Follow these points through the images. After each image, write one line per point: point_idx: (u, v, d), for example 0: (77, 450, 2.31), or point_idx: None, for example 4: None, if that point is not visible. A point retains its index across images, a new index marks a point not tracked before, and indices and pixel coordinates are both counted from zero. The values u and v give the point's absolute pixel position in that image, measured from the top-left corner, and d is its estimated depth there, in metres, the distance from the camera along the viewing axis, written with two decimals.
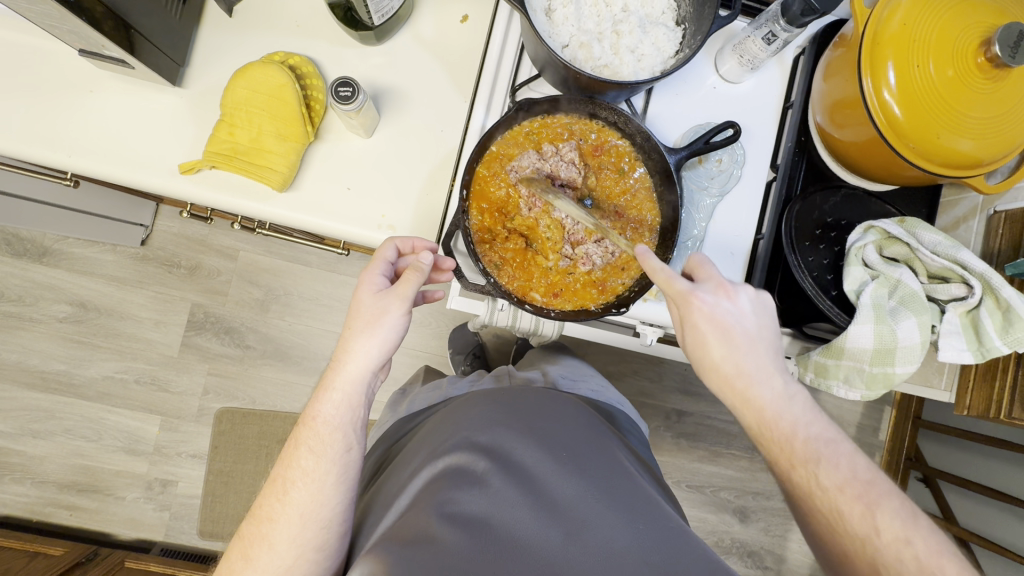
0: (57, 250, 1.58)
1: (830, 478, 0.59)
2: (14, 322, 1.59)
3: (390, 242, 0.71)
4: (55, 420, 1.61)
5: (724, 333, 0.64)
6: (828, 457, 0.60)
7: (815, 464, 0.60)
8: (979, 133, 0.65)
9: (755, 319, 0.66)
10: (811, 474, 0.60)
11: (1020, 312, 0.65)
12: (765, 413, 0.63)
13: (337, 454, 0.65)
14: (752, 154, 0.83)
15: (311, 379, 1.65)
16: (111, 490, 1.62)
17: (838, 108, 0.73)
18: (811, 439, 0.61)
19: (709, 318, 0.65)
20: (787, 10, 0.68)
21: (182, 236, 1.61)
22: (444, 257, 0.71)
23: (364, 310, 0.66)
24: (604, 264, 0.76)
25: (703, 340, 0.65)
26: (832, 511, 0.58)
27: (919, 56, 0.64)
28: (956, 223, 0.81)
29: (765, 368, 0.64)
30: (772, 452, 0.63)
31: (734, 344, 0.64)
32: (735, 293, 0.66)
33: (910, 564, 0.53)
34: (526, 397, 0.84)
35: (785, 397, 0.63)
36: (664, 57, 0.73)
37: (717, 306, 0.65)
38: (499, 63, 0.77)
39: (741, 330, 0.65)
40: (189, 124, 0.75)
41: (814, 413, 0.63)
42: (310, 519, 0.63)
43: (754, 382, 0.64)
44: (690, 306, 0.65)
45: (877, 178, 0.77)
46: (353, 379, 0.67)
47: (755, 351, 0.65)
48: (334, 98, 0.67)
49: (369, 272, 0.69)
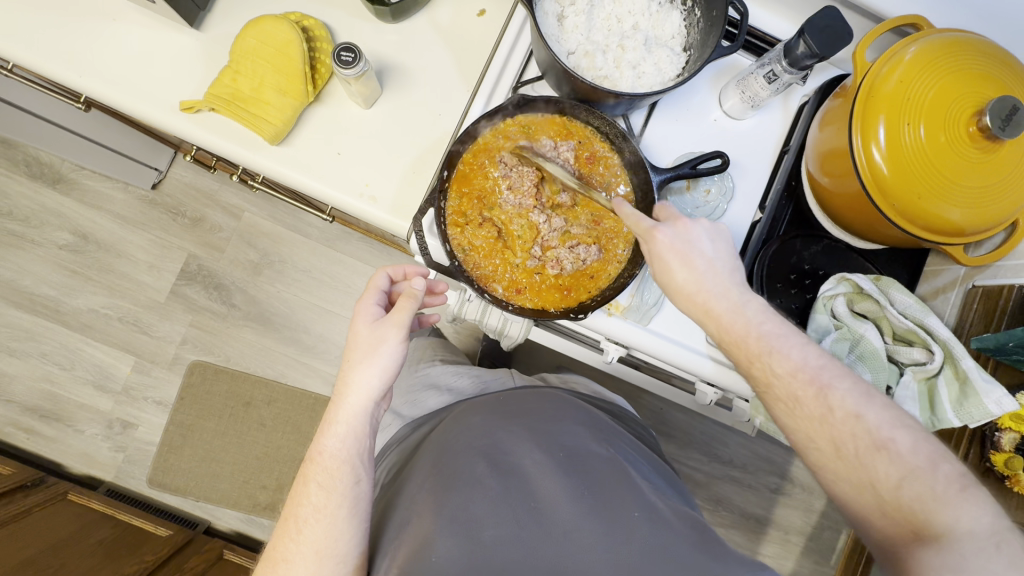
0: (72, 179, 1.63)
1: (781, 366, 0.59)
2: (16, 241, 1.63)
3: (382, 272, 0.76)
4: (33, 342, 1.63)
5: (684, 258, 0.64)
6: (779, 348, 0.60)
7: (768, 356, 0.60)
8: (966, 202, 0.63)
9: (712, 245, 0.65)
10: (766, 367, 0.60)
11: (977, 387, 0.63)
12: (723, 321, 0.62)
13: (347, 487, 0.67)
14: (741, 190, 0.82)
15: (288, 349, 1.65)
16: (72, 421, 1.63)
17: (828, 158, 0.72)
18: (764, 334, 0.61)
19: (671, 248, 0.64)
20: (790, 52, 0.69)
21: (192, 186, 1.64)
22: (438, 282, 0.79)
23: (362, 341, 0.69)
24: (574, 270, 0.77)
25: (665, 267, 0.65)
26: (787, 397, 0.59)
27: (911, 118, 0.63)
28: (935, 292, 0.80)
29: (724, 285, 0.63)
30: (731, 353, 0.63)
31: (696, 268, 0.64)
32: (691, 223, 0.65)
33: (863, 436, 0.54)
34: (525, 404, 0.87)
35: (740, 306, 0.62)
36: (664, 78, 0.75)
37: (674, 236, 0.65)
38: (506, 60, 0.78)
39: (698, 254, 0.64)
40: (197, 66, 0.77)
41: (767, 312, 0.62)
42: (327, 555, 0.64)
43: (712, 299, 0.63)
44: (653, 239, 0.65)
45: (862, 234, 0.76)
46: (355, 410, 0.68)
47: (715, 273, 0.64)
48: (335, 61, 0.69)
49: (364, 303, 0.73)
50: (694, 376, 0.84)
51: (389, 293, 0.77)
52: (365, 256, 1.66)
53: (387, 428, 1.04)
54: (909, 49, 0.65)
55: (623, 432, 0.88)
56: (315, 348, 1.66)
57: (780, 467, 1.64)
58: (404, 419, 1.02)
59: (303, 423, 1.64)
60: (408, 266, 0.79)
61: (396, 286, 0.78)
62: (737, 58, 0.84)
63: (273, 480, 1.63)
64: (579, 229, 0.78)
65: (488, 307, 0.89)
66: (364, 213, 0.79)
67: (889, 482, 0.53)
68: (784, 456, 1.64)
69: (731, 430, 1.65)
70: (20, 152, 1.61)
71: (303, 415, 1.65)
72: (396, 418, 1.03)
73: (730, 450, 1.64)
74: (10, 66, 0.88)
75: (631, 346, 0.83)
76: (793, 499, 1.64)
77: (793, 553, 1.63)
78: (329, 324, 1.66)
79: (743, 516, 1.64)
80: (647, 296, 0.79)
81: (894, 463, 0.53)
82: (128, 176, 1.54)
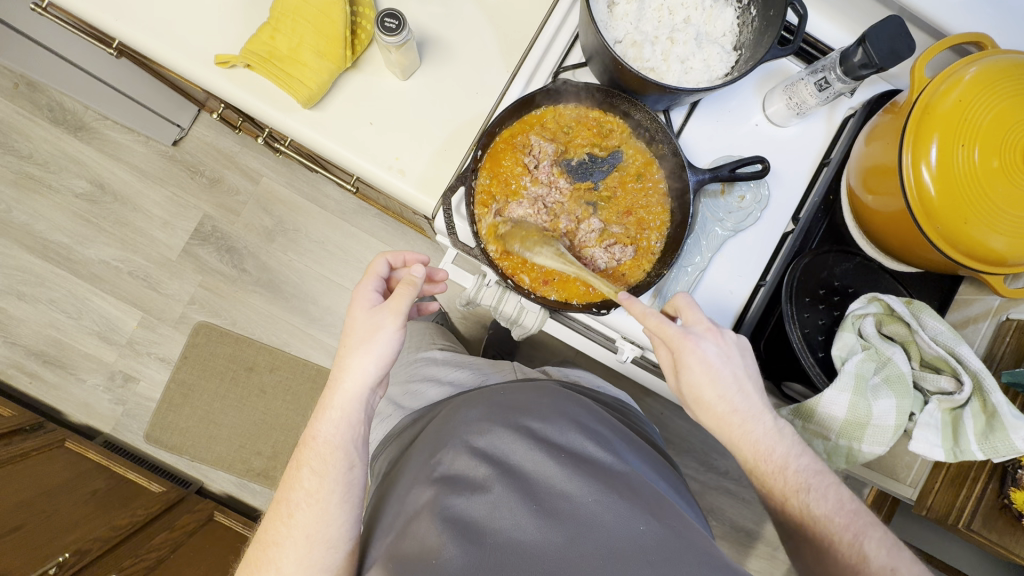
0: (94, 128, 1.62)
1: (819, 508, 0.65)
2: (33, 184, 1.62)
3: (382, 258, 0.74)
4: (43, 287, 1.63)
5: (717, 375, 0.67)
6: (817, 487, 0.66)
7: (806, 494, 0.66)
8: (1014, 231, 0.61)
9: (743, 360, 0.68)
10: (803, 503, 0.65)
11: (1005, 422, 0.62)
12: (759, 447, 0.67)
13: (340, 473, 0.66)
14: (777, 199, 0.80)
15: (295, 318, 1.65)
16: (75, 370, 1.63)
17: (873, 173, 0.69)
18: (802, 470, 0.66)
19: (704, 364, 0.66)
20: (847, 59, 0.67)
21: (213, 146, 1.63)
22: (438, 269, 0.82)
23: (359, 327, 0.69)
24: (606, 269, 0.77)
25: (697, 382, 0.67)
26: (825, 538, 0.65)
27: (966, 139, 0.61)
28: (965, 321, 0.79)
29: (754, 405, 0.68)
30: (765, 483, 0.68)
31: (726, 387, 0.67)
32: (724, 336, 0.68)
33: None
34: (524, 395, 0.85)
35: (774, 432, 0.67)
36: (712, 76, 0.73)
37: (708, 350, 0.66)
38: (550, 44, 0.76)
39: (731, 372, 0.67)
40: (236, 20, 0.76)
41: (801, 447, 0.68)
42: (317, 540, 0.64)
43: (748, 421, 0.67)
44: (687, 351, 0.67)
45: (899, 254, 0.73)
46: (350, 397, 0.68)
47: (744, 392, 0.67)
48: (378, 27, 0.67)
49: (362, 289, 0.72)
50: None
51: (388, 280, 0.76)
52: (380, 232, 1.65)
53: (387, 416, 1.02)
54: (970, 69, 0.63)
55: (623, 427, 0.86)
56: (321, 320, 1.65)
57: None
58: (404, 410, 1.00)
59: (302, 394, 1.64)
60: (407, 254, 0.76)
61: (396, 273, 0.77)
62: (785, 63, 0.81)
63: (268, 448, 1.63)
64: (616, 228, 0.77)
65: (505, 293, 0.87)
66: (391, 186, 0.78)
67: None
68: None
69: None
70: (43, 96, 1.60)
71: (303, 385, 1.64)
72: (398, 403, 1.03)
73: (727, 461, 1.63)
74: (45, 5, 0.86)
75: (647, 347, 0.81)
76: None
77: (779, 569, 1.63)
78: (337, 298, 1.65)
79: (732, 528, 1.63)
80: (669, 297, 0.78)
81: None
82: (151, 130, 1.53)
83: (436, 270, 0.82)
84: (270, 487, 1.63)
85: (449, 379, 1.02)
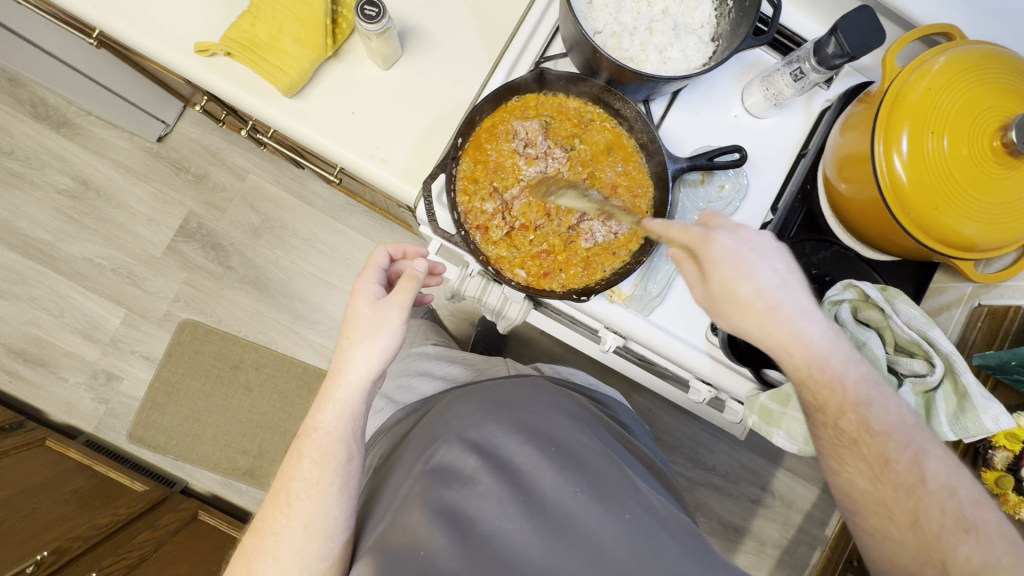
0: (77, 124, 1.61)
1: (880, 423, 0.59)
2: (14, 181, 1.60)
3: (382, 250, 0.72)
4: (24, 285, 1.61)
5: (745, 269, 0.61)
6: (878, 400, 0.60)
7: (869, 408, 0.59)
8: (983, 217, 0.62)
9: (778, 258, 0.63)
10: (863, 421, 0.59)
11: (975, 403, 0.63)
12: (815, 351, 0.60)
13: (339, 464, 0.66)
14: (755, 189, 0.81)
15: (282, 316, 1.64)
16: (57, 368, 1.61)
17: (847, 163, 0.71)
18: (840, 363, 0.61)
19: (734, 256, 0.61)
20: (820, 50, 0.68)
21: (199, 143, 1.62)
22: (438, 263, 0.81)
23: (363, 319, 0.67)
24: (598, 244, 0.77)
25: (729, 277, 0.61)
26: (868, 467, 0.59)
27: (936, 128, 0.62)
28: (939, 308, 0.81)
29: (806, 304, 0.62)
30: (818, 398, 0.61)
31: (767, 282, 0.61)
32: (754, 234, 0.63)
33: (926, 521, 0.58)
34: (516, 388, 0.84)
35: (828, 333, 0.61)
36: (689, 66, 0.74)
37: (737, 245, 0.62)
38: (531, 35, 0.77)
39: (769, 267, 0.62)
40: (216, 8, 0.76)
41: (856, 354, 0.62)
42: (315, 528, 0.65)
43: (796, 318, 0.60)
44: (713, 244, 0.62)
45: (873, 242, 0.75)
46: (353, 389, 0.66)
47: (787, 289, 0.62)
48: (358, 15, 0.67)
49: (363, 281, 0.70)
50: (689, 372, 0.83)
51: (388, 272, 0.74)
52: (368, 230, 1.64)
53: (380, 410, 1.03)
54: (940, 59, 0.64)
55: (619, 430, 0.86)
56: (309, 319, 1.64)
57: (762, 478, 1.64)
58: (397, 405, 1.01)
59: (289, 392, 1.63)
60: (410, 248, 0.74)
61: (396, 266, 0.75)
62: (761, 55, 0.82)
63: (254, 447, 1.62)
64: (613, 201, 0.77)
65: (489, 284, 0.88)
66: (372, 175, 0.78)
67: (917, 540, 0.58)
68: (767, 468, 1.64)
69: (716, 437, 1.65)
70: (25, 91, 1.59)
71: (290, 383, 1.63)
72: (390, 397, 1.03)
73: (714, 457, 1.64)
74: None
75: (630, 338, 0.82)
76: (771, 511, 1.64)
77: (766, 565, 1.64)
78: (324, 295, 1.64)
79: (720, 524, 1.64)
80: (650, 287, 0.78)
81: (924, 524, 0.58)
82: (136, 126, 1.51)
83: (436, 264, 0.81)
84: (257, 487, 1.61)
85: (442, 374, 1.03)
